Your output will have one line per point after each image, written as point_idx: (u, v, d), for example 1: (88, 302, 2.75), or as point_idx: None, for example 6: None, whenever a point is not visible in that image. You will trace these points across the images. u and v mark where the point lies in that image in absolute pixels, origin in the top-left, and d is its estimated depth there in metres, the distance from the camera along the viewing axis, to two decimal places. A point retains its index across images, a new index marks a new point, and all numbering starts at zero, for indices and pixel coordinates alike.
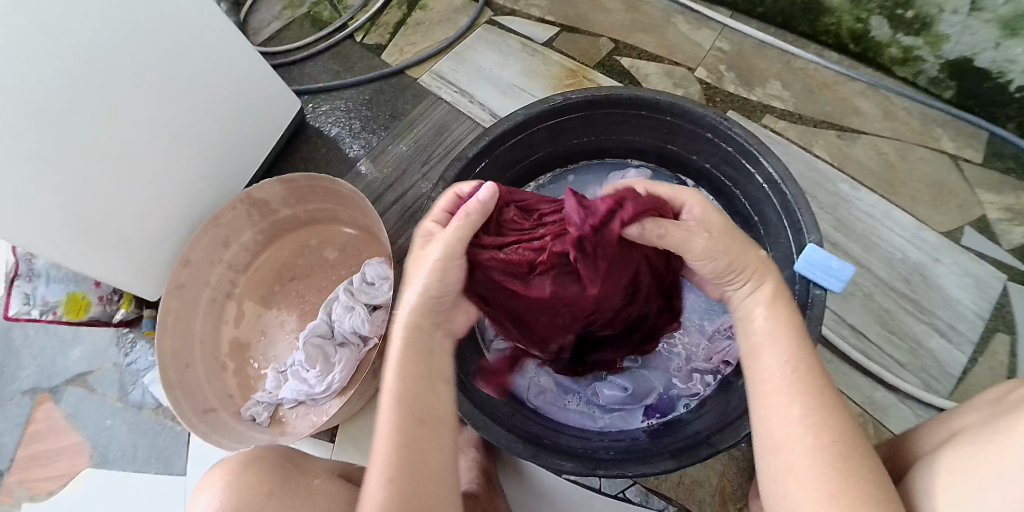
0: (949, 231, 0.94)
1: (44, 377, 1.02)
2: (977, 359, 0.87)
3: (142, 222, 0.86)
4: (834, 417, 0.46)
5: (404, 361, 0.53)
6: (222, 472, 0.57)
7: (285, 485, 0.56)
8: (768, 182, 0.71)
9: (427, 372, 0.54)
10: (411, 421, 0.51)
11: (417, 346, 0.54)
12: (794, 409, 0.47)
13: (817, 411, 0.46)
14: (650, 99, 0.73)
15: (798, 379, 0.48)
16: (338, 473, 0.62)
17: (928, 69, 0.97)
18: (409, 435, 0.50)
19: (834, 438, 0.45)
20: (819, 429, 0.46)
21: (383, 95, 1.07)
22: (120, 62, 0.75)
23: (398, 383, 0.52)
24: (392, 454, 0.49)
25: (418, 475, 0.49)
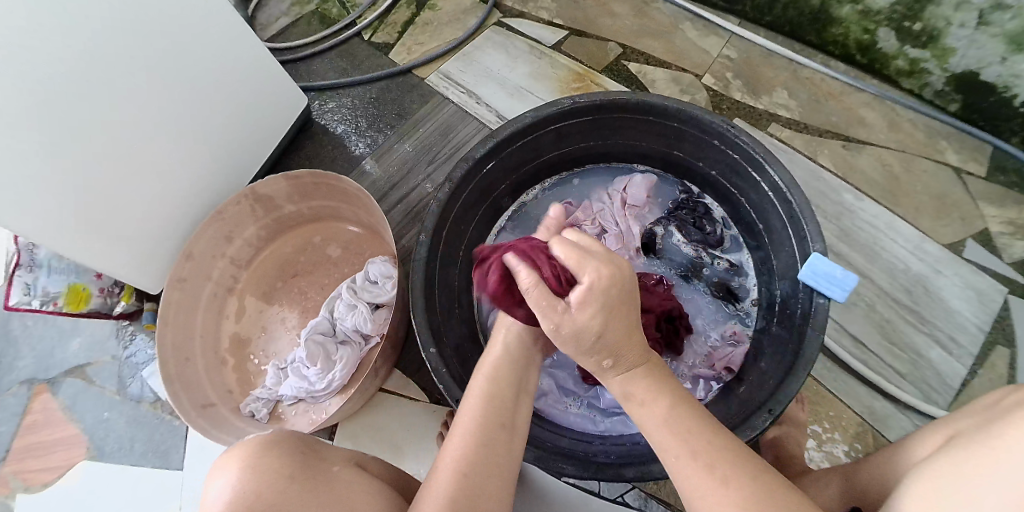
0: (952, 243, 0.94)
1: (42, 368, 1.02)
2: (977, 372, 0.87)
3: (143, 217, 0.85)
4: (760, 482, 0.44)
5: (498, 366, 0.58)
6: (239, 456, 0.55)
7: (306, 470, 0.55)
8: (773, 190, 0.71)
9: (515, 386, 0.57)
10: (493, 426, 0.53)
11: (506, 362, 0.59)
12: (697, 483, 0.45)
13: (717, 478, 0.44)
14: (658, 105, 0.73)
15: (687, 447, 0.47)
16: (355, 462, 0.61)
17: (934, 82, 0.97)
18: (491, 438, 0.53)
19: (745, 498, 0.43)
20: (722, 492, 0.44)
21: (390, 94, 1.07)
22: (126, 57, 0.75)
23: (488, 384, 0.56)
24: (469, 448, 0.52)
25: (486, 475, 0.51)
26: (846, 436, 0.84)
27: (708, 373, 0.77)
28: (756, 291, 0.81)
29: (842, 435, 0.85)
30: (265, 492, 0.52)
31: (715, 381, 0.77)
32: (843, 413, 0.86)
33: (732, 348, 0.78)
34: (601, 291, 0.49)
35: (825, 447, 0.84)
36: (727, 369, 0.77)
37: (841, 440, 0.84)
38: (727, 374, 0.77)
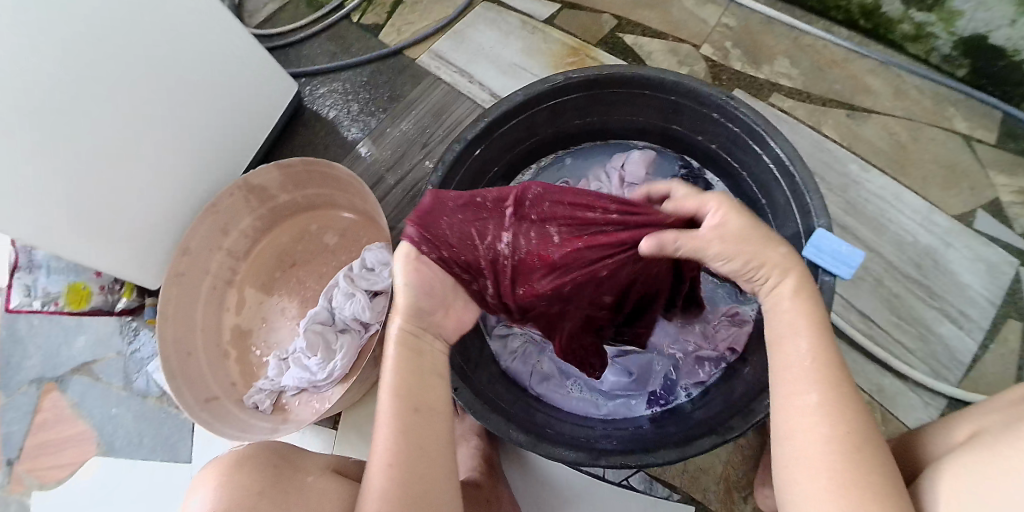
0: (961, 215, 0.92)
1: (49, 367, 1.01)
2: (987, 346, 0.86)
3: (142, 205, 0.84)
4: (850, 409, 0.44)
5: (398, 360, 0.51)
6: (213, 472, 0.56)
7: (277, 484, 0.55)
8: (775, 163, 0.69)
9: (418, 371, 0.52)
10: (407, 414, 0.50)
11: (409, 343, 0.52)
12: (810, 391, 0.45)
13: (831, 396, 0.44)
14: (654, 79, 0.71)
15: (817, 356, 0.46)
16: (332, 468, 0.61)
17: (941, 46, 0.94)
18: (406, 428, 0.49)
19: (846, 423, 0.43)
20: (836, 414, 0.43)
21: (380, 77, 1.05)
22: (104, 61, 0.73)
23: (395, 379, 0.51)
24: (389, 445, 0.49)
25: (417, 462, 0.48)
26: None
27: (712, 353, 0.75)
28: None
29: None
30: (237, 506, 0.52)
31: (719, 361, 0.75)
32: None
33: (737, 327, 0.76)
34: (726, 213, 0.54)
35: None
36: (731, 348, 0.74)
37: None
38: (732, 353, 0.75)
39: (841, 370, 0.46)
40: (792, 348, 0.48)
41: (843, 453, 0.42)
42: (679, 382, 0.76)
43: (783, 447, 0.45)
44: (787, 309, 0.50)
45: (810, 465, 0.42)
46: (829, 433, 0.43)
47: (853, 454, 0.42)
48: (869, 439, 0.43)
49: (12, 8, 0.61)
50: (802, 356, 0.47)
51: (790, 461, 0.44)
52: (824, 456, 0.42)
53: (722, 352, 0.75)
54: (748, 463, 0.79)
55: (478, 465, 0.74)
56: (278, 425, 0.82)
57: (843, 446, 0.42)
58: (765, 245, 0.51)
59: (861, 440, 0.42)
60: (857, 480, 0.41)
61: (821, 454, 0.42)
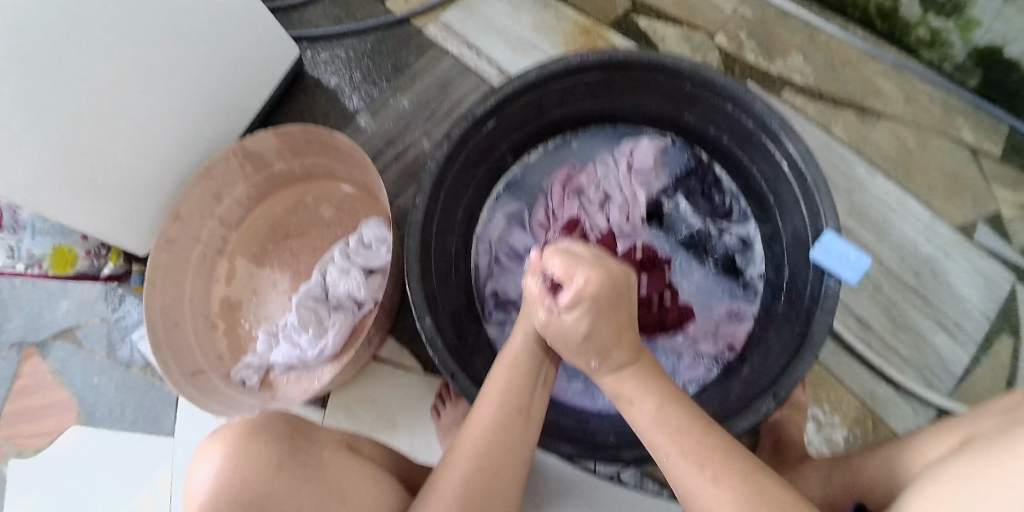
0: (963, 226, 0.91)
1: (32, 330, 0.99)
2: (979, 360, 0.86)
3: (131, 168, 0.82)
4: (737, 476, 0.43)
5: (516, 365, 0.55)
6: (223, 439, 0.52)
7: (294, 458, 0.52)
8: (787, 160, 0.67)
9: (533, 376, 0.56)
10: (509, 420, 0.52)
11: (534, 347, 0.57)
12: (689, 480, 0.45)
13: (707, 476, 0.44)
14: (670, 66, 0.68)
15: (683, 443, 0.46)
16: (348, 444, 0.59)
17: (956, 54, 0.93)
18: (505, 425, 0.51)
19: (738, 497, 0.42)
20: (723, 488, 0.43)
21: (385, 47, 1.02)
22: (94, 20, 0.69)
23: (506, 386, 0.54)
24: (484, 436, 0.51)
25: (500, 463, 0.50)
26: (846, 421, 0.83)
27: (711, 350, 0.76)
28: (764, 264, 0.78)
29: (842, 419, 0.83)
30: (253, 482, 0.49)
31: (718, 358, 0.76)
32: (844, 396, 0.84)
33: (737, 325, 0.77)
34: (591, 295, 0.51)
35: (825, 431, 0.83)
36: (731, 346, 0.76)
37: (840, 425, 0.83)
38: (730, 351, 0.76)
39: (709, 442, 0.46)
40: (657, 441, 0.48)
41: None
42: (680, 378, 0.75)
43: None
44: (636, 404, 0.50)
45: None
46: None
47: None
48: (771, 501, 0.42)
49: None
50: (671, 453, 0.46)
51: None
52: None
53: (721, 350, 0.76)
54: None
55: None
56: (265, 401, 0.81)
57: None
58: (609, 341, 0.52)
59: (762, 505, 0.42)
60: None
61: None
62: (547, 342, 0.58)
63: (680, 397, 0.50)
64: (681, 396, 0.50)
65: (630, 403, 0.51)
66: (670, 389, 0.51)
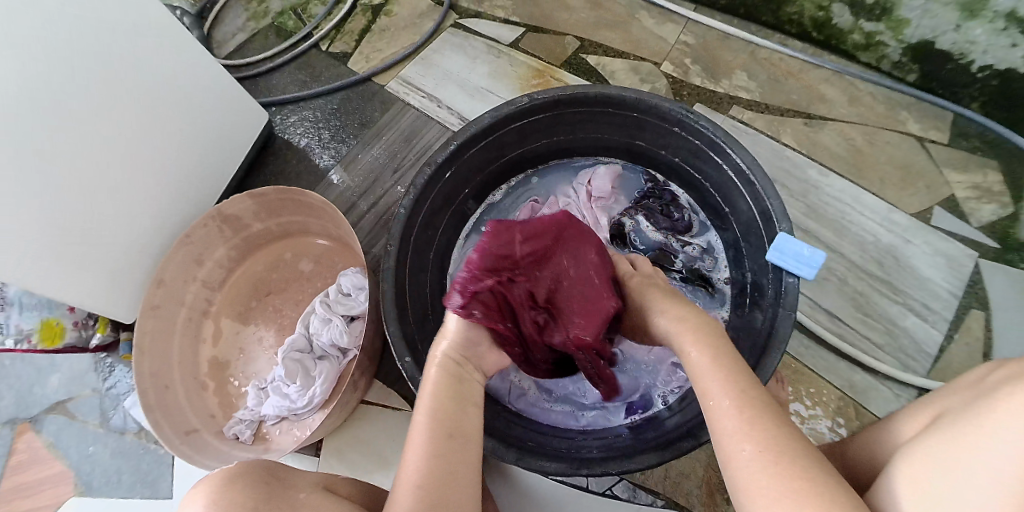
0: (919, 212, 0.95)
1: (22, 408, 0.99)
2: (952, 336, 0.89)
3: (114, 239, 0.84)
4: (769, 425, 0.46)
5: (440, 381, 0.58)
6: (204, 490, 0.54)
7: (270, 502, 0.54)
8: (736, 172, 0.71)
9: (457, 396, 0.57)
10: (440, 435, 0.53)
11: (448, 373, 0.59)
12: (729, 424, 0.47)
13: (749, 422, 0.46)
14: (615, 97, 0.73)
15: (727, 390, 0.49)
16: (324, 485, 0.60)
17: (891, 53, 0.99)
18: (438, 451, 0.52)
19: (769, 445, 0.44)
20: (753, 436, 0.45)
21: (351, 104, 1.06)
22: (69, 97, 0.73)
23: (433, 401, 0.56)
24: (422, 465, 0.52)
25: (446, 487, 0.51)
26: (828, 411, 0.86)
27: None
28: (726, 268, 0.82)
29: (824, 410, 0.86)
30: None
31: None
32: (824, 388, 0.87)
33: None
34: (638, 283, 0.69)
35: (809, 423, 0.85)
36: None
37: (824, 416, 0.86)
38: None
39: (759, 400, 0.48)
40: (711, 392, 0.50)
41: (781, 476, 0.42)
42: (657, 390, 0.78)
43: (730, 476, 0.46)
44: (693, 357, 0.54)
45: (760, 490, 0.43)
46: (758, 459, 0.44)
47: (787, 464, 0.43)
48: (801, 453, 0.44)
49: None
50: (718, 397, 0.50)
51: (738, 491, 0.44)
52: (768, 485, 0.42)
53: None
54: None
55: None
56: (260, 454, 0.82)
57: (767, 461, 0.43)
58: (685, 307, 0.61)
59: (791, 455, 0.43)
60: (789, 492, 0.41)
61: (766, 482, 0.42)
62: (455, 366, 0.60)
63: (743, 367, 0.52)
64: (743, 364, 0.53)
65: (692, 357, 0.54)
66: (727, 352, 0.54)
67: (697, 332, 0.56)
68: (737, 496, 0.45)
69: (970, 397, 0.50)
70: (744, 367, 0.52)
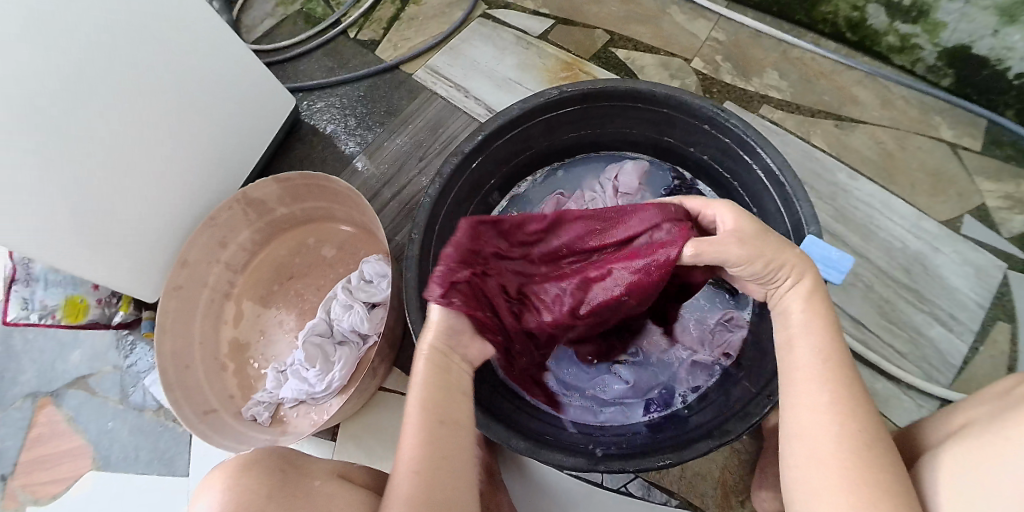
0: (949, 220, 0.93)
1: (45, 381, 1.01)
2: (977, 348, 0.87)
3: (140, 219, 0.85)
4: (860, 408, 0.48)
5: (430, 369, 0.55)
6: (220, 475, 0.55)
7: (284, 489, 0.55)
8: (766, 173, 0.70)
9: (448, 385, 0.55)
10: (433, 424, 0.53)
11: (436, 360, 0.55)
12: (824, 393, 0.49)
13: (845, 398, 0.49)
14: (646, 92, 0.72)
15: (829, 358, 0.51)
16: (338, 473, 0.60)
17: (926, 56, 0.97)
18: (432, 440, 0.52)
19: (860, 429, 0.47)
20: (847, 414, 0.48)
21: (378, 92, 1.06)
22: (102, 78, 0.74)
23: (424, 391, 0.54)
24: (416, 455, 0.52)
25: (437, 476, 0.51)
26: None
27: (707, 359, 0.77)
28: None
29: None
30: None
31: (714, 366, 0.77)
32: None
33: (731, 333, 0.78)
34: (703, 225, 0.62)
35: None
36: (726, 353, 0.77)
37: None
38: (726, 358, 0.77)
39: (852, 377, 0.50)
40: (811, 352, 0.51)
41: (858, 459, 0.46)
42: (677, 389, 0.77)
43: (796, 437, 0.49)
44: (798, 313, 0.54)
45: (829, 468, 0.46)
46: (844, 437, 0.47)
47: (867, 449, 0.46)
48: (882, 445, 0.47)
49: (19, 27, 0.63)
50: (812, 366, 0.51)
51: (798, 451, 0.48)
52: (840, 461, 0.46)
53: (716, 357, 0.78)
54: (745, 468, 0.80)
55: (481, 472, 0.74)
56: (276, 436, 0.83)
57: (852, 442, 0.47)
58: (778, 250, 0.55)
59: (873, 443, 0.47)
60: (861, 475, 0.45)
61: (840, 457, 0.46)
62: (444, 351, 0.56)
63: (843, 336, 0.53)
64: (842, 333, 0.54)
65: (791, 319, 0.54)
66: (830, 317, 0.54)
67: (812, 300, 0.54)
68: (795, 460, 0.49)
69: (998, 407, 0.49)
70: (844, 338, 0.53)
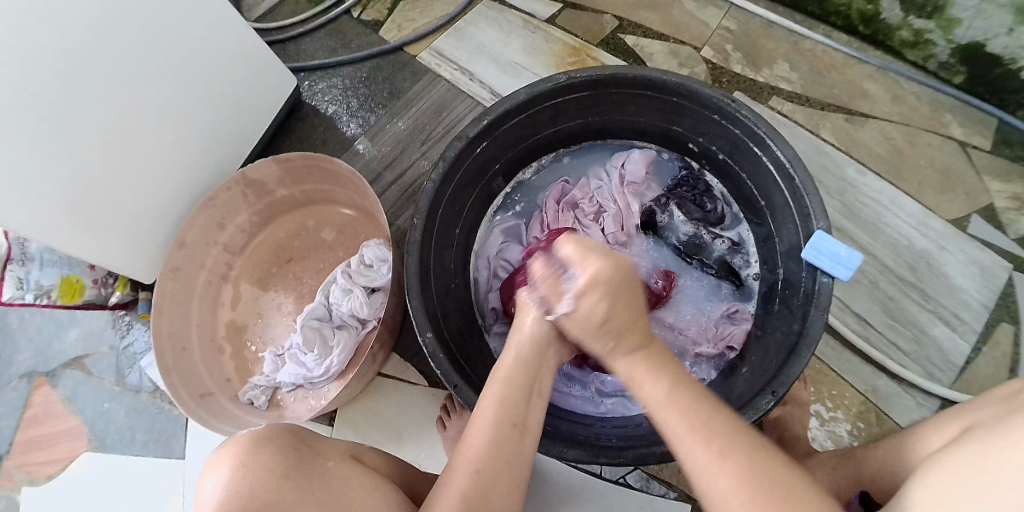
0: (957, 219, 0.92)
1: (42, 361, 1.00)
2: (980, 349, 0.86)
3: (137, 200, 0.84)
4: (737, 452, 0.44)
5: (515, 368, 0.57)
6: (232, 452, 0.53)
7: (298, 469, 0.53)
8: (775, 165, 0.69)
9: (527, 389, 0.56)
10: (506, 426, 0.53)
11: (524, 361, 0.57)
12: (697, 455, 0.46)
13: (716, 453, 0.45)
14: (656, 80, 0.70)
15: (685, 416, 0.47)
16: (351, 454, 0.59)
17: (939, 53, 0.95)
18: (501, 441, 0.52)
19: (744, 479, 0.43)
20: (723, 467, 0.44)
21: (381, 73, 1.05)
22: (100, 57, 0.72)
23: (503, 390, 0.55)
24: (480, 452, 0.51)
25: (497, 477, 0.51)
26: (849, 415, 0.84)
27: (710, 351, 0.77)
28: (757, 265, 0.80)
29: (845, 414, 0.84)
30: (257, 491, 0.51)
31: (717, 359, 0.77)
32: (847, 391, 0.85)
33: (735, 326, 0.77)
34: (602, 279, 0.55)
35: (828, 425, 0.83)
36: (729, 346, 0.76)
37: (844, 419, 0.84)
38: (730, 352, 0.77)
39: (721, 423, 0.46)
40: (668, 419, 0.48)
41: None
42: None
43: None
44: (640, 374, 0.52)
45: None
46: (733, 495, 0.43)
47: (765, 499, 0.42)
48: (779, 487, 0.43)
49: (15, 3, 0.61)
50: (691, 445, 0.46)
51: None
52: None
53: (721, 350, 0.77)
54: None
55: None
56: (274, 421, 0.83)
57: (744, 496, 0.43)
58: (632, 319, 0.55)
59: (765, 486, 0.43)
60: None
61: None
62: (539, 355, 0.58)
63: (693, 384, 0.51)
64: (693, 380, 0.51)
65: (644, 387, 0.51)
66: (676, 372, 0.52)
67: (647, 363, 0.53)
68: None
69: (1001, 409, 0.48)
70: (695, 385, 0.50)
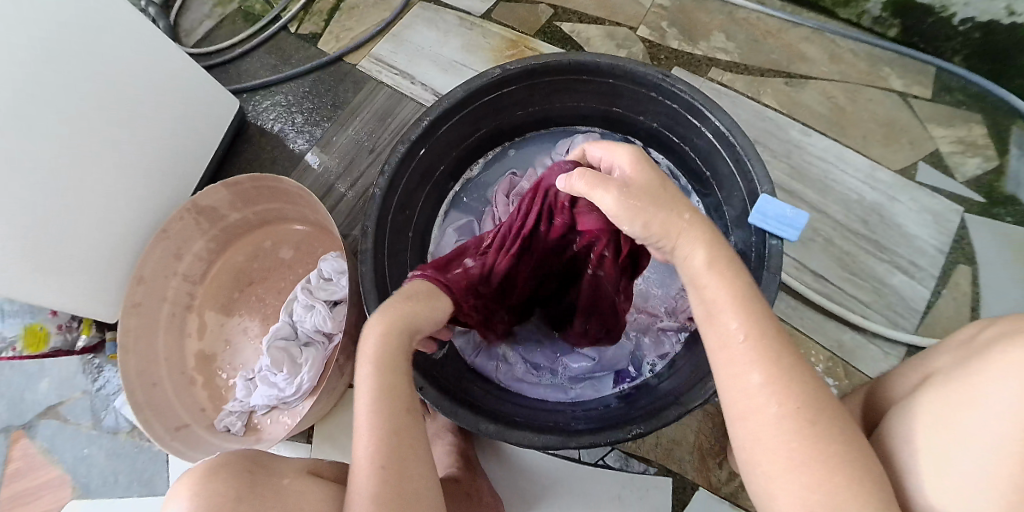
0: (904, 169, 0.95)
1: (16, 414, 0.98)
2: (940, 292, 0.89)
3: (91, 239, 0.82)
4: (797, 380, 0.42)
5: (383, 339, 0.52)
6: (187, 483, 0.53)
7: (252, 490, 0.53)
8: (715, 135, 0.70)
9: (404, 359, 0.52)
10: (393, 411, 0.50)
11: (394, 328, 0.53)
12: (754, 374, 0.43)
13: (776, 375, 0.42)
14: (589, 63, 0.71)
15: (749, 331, 0.44)
16: (309, 470, 0.60)
17: (872, 8, 0.98)
18: (392, 427, 0.50)
19: (803, 408, 0.41)
20: (785, 395, 0.41)
21: (322, 86, 1.04)
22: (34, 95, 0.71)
23: (376, 372, 0.51)
24: (376, 450, 0.49)
25: (404, 464, 0.49)
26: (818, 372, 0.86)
27: (673, 325, 0.78)
28: None
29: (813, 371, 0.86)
30: None
31: (680, 331, 0.78)
32: (813, 349, 0.87)
33: None
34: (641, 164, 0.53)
35: None
36: (690, 317, 0.77)
37: None
38: (691, 322, 0.77)
39: (780, 343, 0.43)
40: (724, 322, 0.44)
41: (801, 445, 0.40)
42: (644, 359, 0.79)
43: (738, 429, 0.43)
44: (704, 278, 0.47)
45: (771, 451, 0.41)
46: (787, 422, 0.41)
47: (815, 432, 0.41)
48: (829, 421, 0.41)
49: None
50: (744, 361, 0.43)
51: (746, 444, 0.43)
52: (787, 451, 0.40)
53: (683, 322, 0.78)
54: (720, 430, 0.80)
55: (455, 461, 0.75)
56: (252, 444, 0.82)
57: (797, 426, 0.41)
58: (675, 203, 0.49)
59: (819, 419, 0.41)
60: (814, 460, 0.40)
61: (782, 448, 0.41)
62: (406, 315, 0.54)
63: (759, 299, 0.46)
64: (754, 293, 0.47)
65: (684, 249, 0.48)
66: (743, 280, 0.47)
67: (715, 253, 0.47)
68: (742, 449, 0.43)
69: (961, 356, 0.49)
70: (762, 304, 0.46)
